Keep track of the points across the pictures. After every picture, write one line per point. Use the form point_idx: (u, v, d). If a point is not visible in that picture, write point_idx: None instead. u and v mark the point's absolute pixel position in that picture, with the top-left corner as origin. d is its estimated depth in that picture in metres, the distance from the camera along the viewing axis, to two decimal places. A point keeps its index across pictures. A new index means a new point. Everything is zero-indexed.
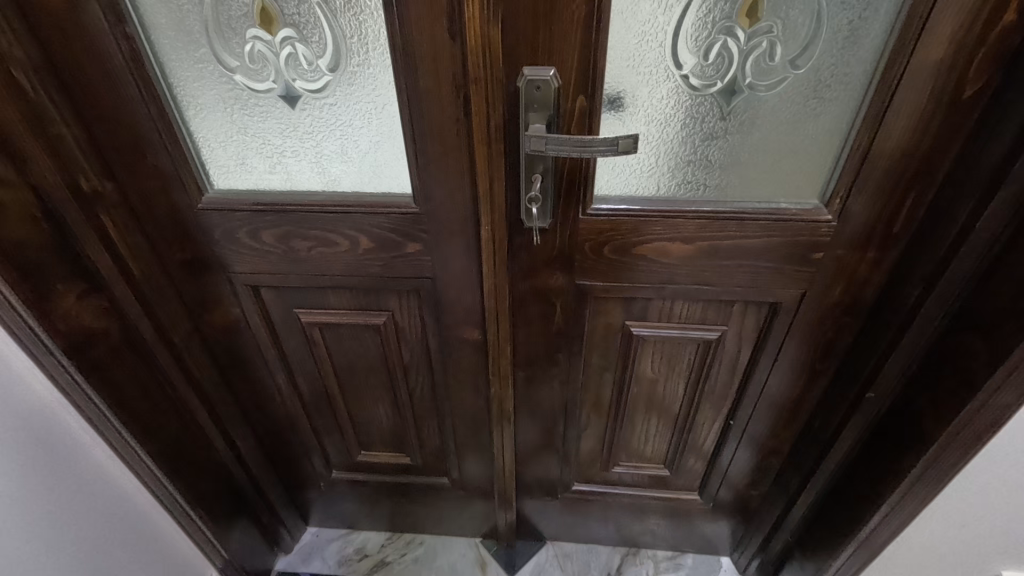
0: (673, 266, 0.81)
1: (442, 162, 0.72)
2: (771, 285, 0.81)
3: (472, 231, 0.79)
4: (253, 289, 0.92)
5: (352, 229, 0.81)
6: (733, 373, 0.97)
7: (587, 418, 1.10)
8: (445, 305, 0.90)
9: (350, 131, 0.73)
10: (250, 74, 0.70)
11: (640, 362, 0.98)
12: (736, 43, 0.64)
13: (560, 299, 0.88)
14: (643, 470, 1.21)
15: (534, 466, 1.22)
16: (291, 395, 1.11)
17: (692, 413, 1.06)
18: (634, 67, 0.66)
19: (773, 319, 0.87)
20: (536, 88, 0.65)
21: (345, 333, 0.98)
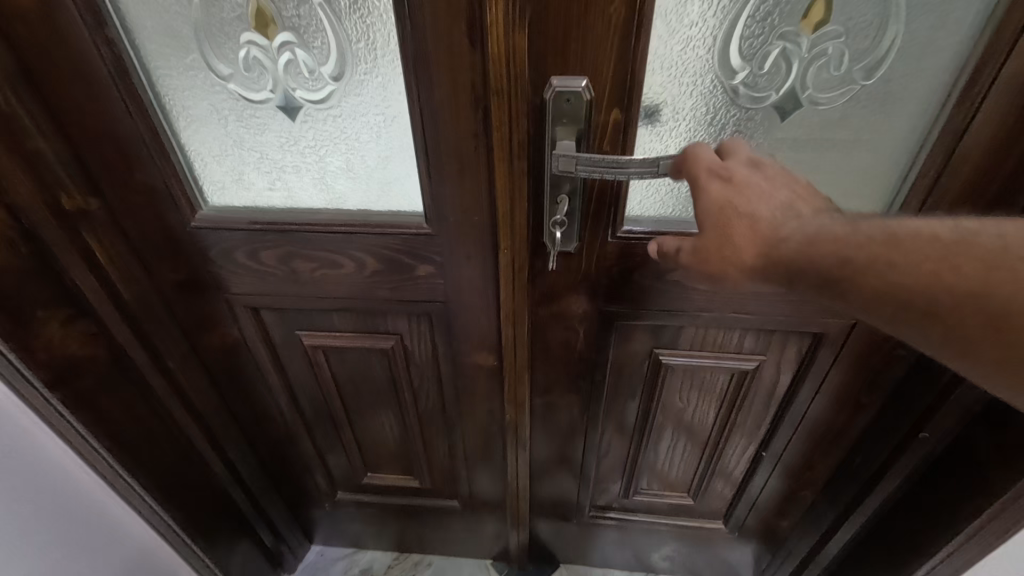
0: (709, 294, 0.76)
1: (458, 180, 0.65)
2: (816, 315, 0.77)
3: (490, 254, 0.72)
4: (253, 310, 0.86)
5: (360, 251, 0.74)
6: (769, 400, 0.91)
7: (607, 445, 1.04)
8: (459, 331, 0.84)
9: (358, 146, 0.66)
10: (245, 83, 0.63)
11: (667, 390, 0.91)
12: (795, 50, 0.57)
13: (584, 325, 0.82)
14: (665, 497, 1.14)
15: (548, 490, 1.16)
16: (295, 417, 1.05)
17: (721, 440, 0.99)
18: (678, 78, 0.58)
19: (817, 349, 0.82)
20: (566, 100, 0.57)
21: (351, 357, 0.92)
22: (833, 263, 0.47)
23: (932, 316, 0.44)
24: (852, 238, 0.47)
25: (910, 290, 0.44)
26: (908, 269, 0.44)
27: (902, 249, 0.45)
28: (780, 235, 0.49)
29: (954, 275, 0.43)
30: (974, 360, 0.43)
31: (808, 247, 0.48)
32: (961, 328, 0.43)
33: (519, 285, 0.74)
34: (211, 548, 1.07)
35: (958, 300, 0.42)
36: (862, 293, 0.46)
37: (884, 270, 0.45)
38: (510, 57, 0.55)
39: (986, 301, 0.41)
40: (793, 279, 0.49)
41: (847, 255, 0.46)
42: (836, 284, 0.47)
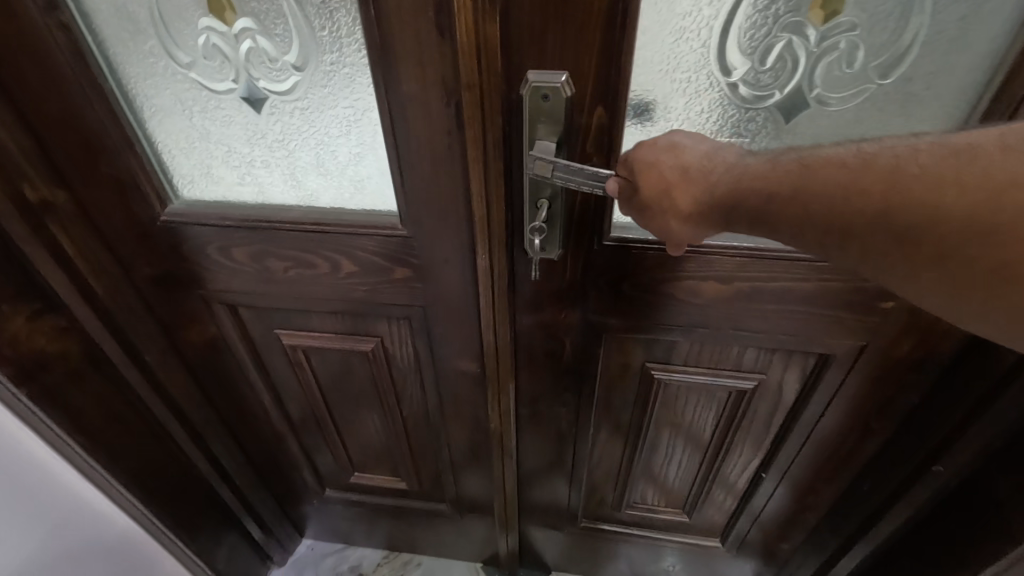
0: (705, 307, 0.70)
1: (431, 180, 0.61)
2: (822, 335, 0.71)
3: (469, 260, 0.68)
4: (232, 308, 0.83)
5: (334, 252, 0.70)
6: (772, 416, 0.85)
7: (599, 458, 1.00)
8: (440, 336, 0.80)
9: (327, 141, 0.62)
10: (206, 72, 0.59)
11: (660, 405, 0.87)
12: (802, 44, 0.50)
13: (571, 336, 0.77)
14: (659, 513, 1.10)
15: (537, 500, 1.12)
16: (279, 416, 1.03)
17: (721, 451, 0.93)
18: (670, 75, 0.53)
19: (823, 370, 0.77)
20: (545, 97, 0.52)
21: (332, 358, 0.89)
22: (758, 201, 0.45)
23: (848, 235, 0.42)
24: (771, 175, 0.45)
25: (821, 217, 0.42)
26: (819, 195, 0.42)
27: (815, 177, 0.42)
28: (707, 176, 0.48)
29: (855, 195, 0.41)
30: (890, 277, 0.42)
31: (735, 188, 0.46)
32: (873, 248, 0.41)
33: (501, 291, 0.70)
34: (195, 541, 1.06)
35: (856, 215, 0.41)
36: (783, 226, 0.45)
37: (796, 201, 0.43)
38: (482, 48, 0.50)
39: (888, 219, 0.40)
40: (726, 220, 0.48)
41: (766, 190, 0.45)
42: (765, 219, 0.45)
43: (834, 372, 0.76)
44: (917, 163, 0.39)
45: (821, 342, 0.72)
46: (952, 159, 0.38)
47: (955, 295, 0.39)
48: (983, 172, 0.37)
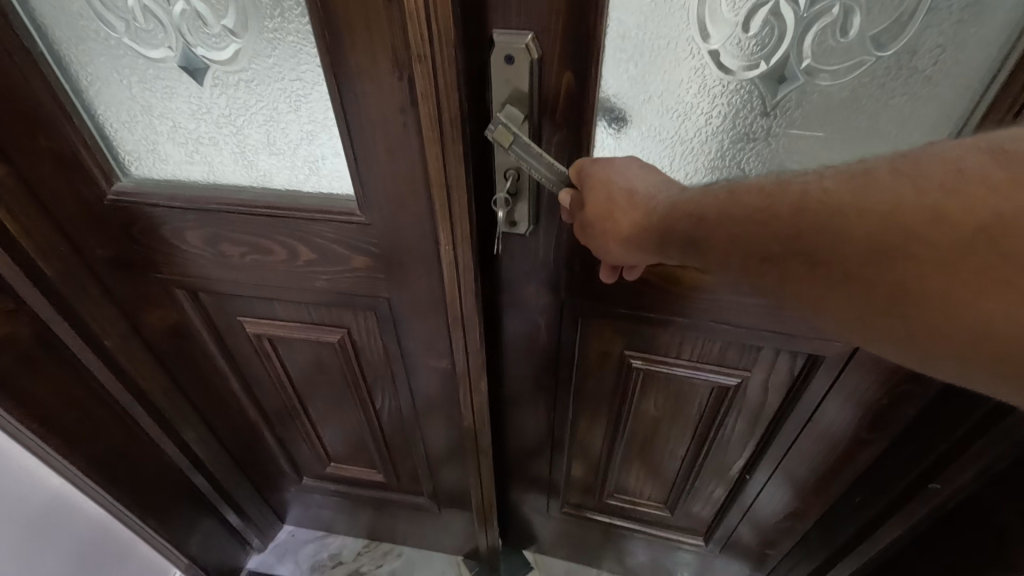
0: (684, 296, 0.70)
1: (387, 162, 0.56)
2: (809, 333, 0.68)
3: (433, 252, 0.64)
4: (193, 293, 0.79)
5: (292, 237, 0.65)
6: (761, 407, 0.80)
7: (580, 448, 0.97)
8: (409, 331, 0.76)
9: (277, 118, 0.57)
10: (140, 37, 0.54)
11: (641, 396, 0.85)
12: (791, 10, 0.52)
13: (544, 315, 0.78)
14: (640, 506, 1.06)
15: (518, 485, 1.10)
16: (251, 403, 1.00)
17: (707, 443, 0.88)
18: (651, 41, 0.55)
19: (811, 370, 0.73)
20: (509, 59, 0.55)
21: (299, 349, 0.85)
22: (688, 223, 0.49)
23: (764, 259, 0.43)
24: (701, 201, 0.48)
25: (743, 239, 0.44)
26: (742, 220, 0.44)
27: (738, 203, 0.45)
28: (648, 205, 0.53)
29: (769, 218, 0.42)
30: (808, 305, 0.41)
31: (668, 215, 0.51)
32: (790, 271, 0.41)
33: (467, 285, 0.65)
34: (166, 527, 1.05)
35: (763, 237, 0.42)
36: (711, 250, 0.47)
37: (727, 228, 0.45)
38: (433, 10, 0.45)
39: (799, 242, 0.40)
40: (659, 241, 0.52)
41: (696, 218, 0.48)
42: (697, 242, 0.48)
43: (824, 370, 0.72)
44: (821, 185, 0.39)
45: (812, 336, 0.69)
46: (849, 183, 0.38)
47: (871, 323, 0.38)
48: (874, 198, 0.36)
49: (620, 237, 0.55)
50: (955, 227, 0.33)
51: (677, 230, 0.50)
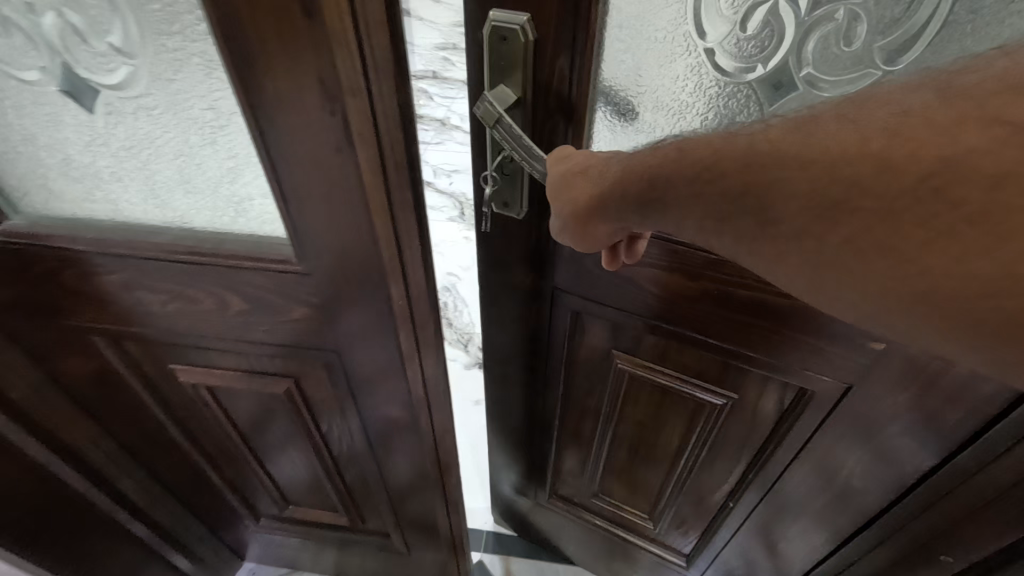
0: (667, 304, 0.74)
1: (324, 209, 0.47)
2: (793, 362, 0.72)
3: (385, 307, 0.55)
4: (115, 341, 0.69)
5: (229, 291, 0.56)
6: (755, 420, 0.82)
7: (567, 443, 1.07)
8: (365, 381, 0.67)
9: (191, 152, 0.47)
10: (7, 56, 0.43)
11: (629, 401, 0.92)
12: (791, 11, 0.50)
13: (537, 302, 0.85)
14: (624, 514, 1.15)
15: (510, 461, 1.19)
16: (196, 449, 0.90)
17: (692, 468, 0.95)
18: (646, 34, 0.53)
19: (798, 406, 0.77)
20: (503, 38, 0.53)
21: (241, 397, 0.76)
22: (643, 185, 0.45)
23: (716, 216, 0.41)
24: (655, 161, 0.45)
25: (693, 200, 0.42)
26: (690, 181, 0.42)
27: (684, 161, 0.42)
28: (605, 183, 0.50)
29: (717, 177, 0.40)
30: (760, 261, 0.40)
31: (625, 172, 0.48)
32: (741, 230, 0.40)
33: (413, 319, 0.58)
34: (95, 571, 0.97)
35: (714, 190, 0.40)
36: (666, 210, 0.45)
37: (679, 191, 0.43)
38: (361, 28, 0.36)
39: (752, 200, 0.38)
40: (617, 208, 0.49)
41: (647, 177, 0.45)
42: (656, 201, 0.45)
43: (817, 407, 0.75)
44: (767, 138, 0.38)
45: (807, 367, 0.71)
46: (793, 133, 0.36)
47: (820, 279, 0.37)
48: (821, 147, 0.34)
49: (581, 214, 0.52)
50: (899, 176, 0.32)
51: (631, 188, 0.47)
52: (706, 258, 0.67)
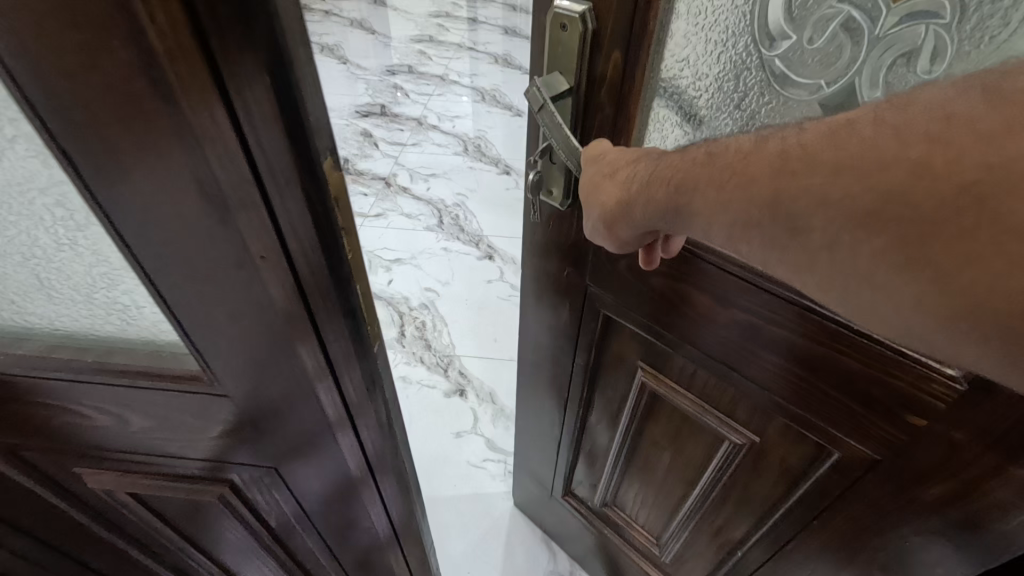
0: (688, 317, 0.76)
1: (223, 315, 0.41)
2: (811, 408, 0.70)
3: (316, 406, 0.49)
4: (11, 454, 0.57)
5: (145, 408, 0.49)
6: (775, 462, 0.81)
7: (588, 439, 1.13)
8: (317, 470, 0.58)
9: (45, 255, 0.41)
10: None
11: (655, 412, 0.95)
12: (866, 30, 0.52)
13: (573, 297, 0.91)
14: (633, 533, 1.20)
15: (533, 446, 1.29)
16: (129, 543, 0.76)
17: (703, 501, 0.98)
18: (709, 38, 0.59)
19: (818, 464, 0.75)
20: (562, 26, 0.59)
21: (173, 503, 0.64)
22: (672, 185, 0.49)
23: (742, 224, 0.44)
24: (685, 161, 0.49)
25: (725, 210, 0.44)
26: (720, 183, 0.45)
27: (714, 166, 0.46)
28: (631, 196, 0.55)
29: (751, 182, 0.42)
30: (794, 269, 0.42)
31: (650, 179, 0.53)
32: (776, 241, 0.42)
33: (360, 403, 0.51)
34: None
35: (737, 199, 0.43)
36: (691, 217, 0.48)
37: (705, 195, 0.46)
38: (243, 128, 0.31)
39: (782, 208, 0.40)
40: (643, 211, 0.53)
41: (671, 185, 0.49)
42: (683, 212, 0.49)
43: (840, 474, 0.73)
44: (801, 143, 0.40)
45: (838, 428, 0.69)
46: (827, 136, 0.39)
47: (855, 288, 0.38)
48: (855, 154, 0.37)
49: (614, 217, 0.58)
50: (939, 185, 0.33)
51: (659, 190, 0.51)
52: (744, 285, 0.67)
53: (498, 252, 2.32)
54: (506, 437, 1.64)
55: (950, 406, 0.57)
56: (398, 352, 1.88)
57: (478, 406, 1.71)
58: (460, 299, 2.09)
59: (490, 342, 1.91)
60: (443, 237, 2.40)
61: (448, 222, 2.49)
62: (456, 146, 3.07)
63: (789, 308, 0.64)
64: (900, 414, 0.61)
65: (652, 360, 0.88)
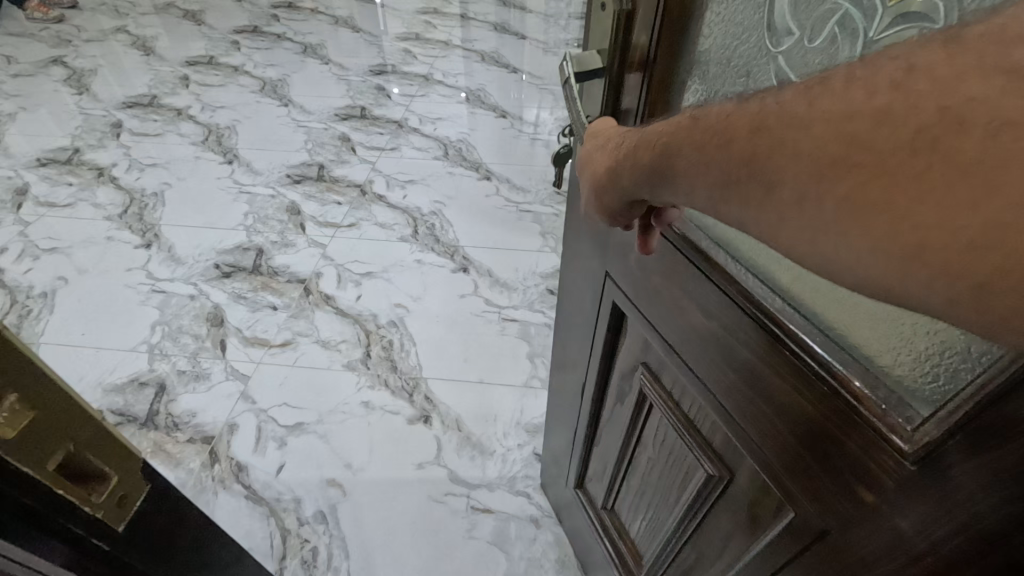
0: (678, 313, 0.69)
1: None
2: (770, 453, 0.60)
3: None
4: None
5: None
6: (744, 509, 0.69)
7: (599, 434, 1.09)
8: None
9: None
10: None
11: (650, 418, 0.87)
12: (860, 30, 0.45)
13: (597, 282, 0.90)
14: (623, 549, 1.11)
15: (560, 430, 1.27)
16: None
17: (682, 535, 0.88)
18: (729, 31, 0.57)
19: (775, 522, 0.64)
20: (604, 10, 0.67)
21: None
22: (652, 150, 0.42)
23: (715, 189, 0.35)
24: (666, 127, 0.42)
25: (707, 168, 0.36)
26: (693, 143, 0.37)
27: (693, 124, 0.38)
28: (618, 160, 0.49)
29: (723, 141, 0.35)
30: (764, 229, 0.32)
31: (638, 140, 0.47)
32: (747, 195, 0.33)
33: (107, 558, 0.41)
34: None
35: (707, 158, 0.36)
36: (674, 183, 0.40)
37: (684, 157, 0.38)
38: None
39: (751, 165, 0.32)
40: (628, 173, 0.46)
41: (654, 144, 0.42)
42: (660, 175, 0.41)
43: (791, 537, 0.61)
44: (775, 99, 0.33)
45: (796, 484, 0.58)
46: (802, 89, 0.32)
47: (807, 239, 0.30)
48: (826, 103, 0.29)
49: (599, 180, 0.52)
50: (896, 131, 0.26)
51: (648, 147, 0.43)
52: (727, 301, 0.60)
53: (473, 264, 2.22)
54: (470, 469, 1.55)
55: (897, 487, 0.45)
56: (362, 374, 1.79)
57: (443, 433, 1.63)
58: (432, 318, 1.99)
59: (458, 363, 1.82)
60: (417, 249, 2.31)
61: (423, 232, 2.39)
62: (436, 150, 2.96)
63: (763, 338, 0.56)
64: (850, 483, 0.50)
65: (652, 365, 0.81)
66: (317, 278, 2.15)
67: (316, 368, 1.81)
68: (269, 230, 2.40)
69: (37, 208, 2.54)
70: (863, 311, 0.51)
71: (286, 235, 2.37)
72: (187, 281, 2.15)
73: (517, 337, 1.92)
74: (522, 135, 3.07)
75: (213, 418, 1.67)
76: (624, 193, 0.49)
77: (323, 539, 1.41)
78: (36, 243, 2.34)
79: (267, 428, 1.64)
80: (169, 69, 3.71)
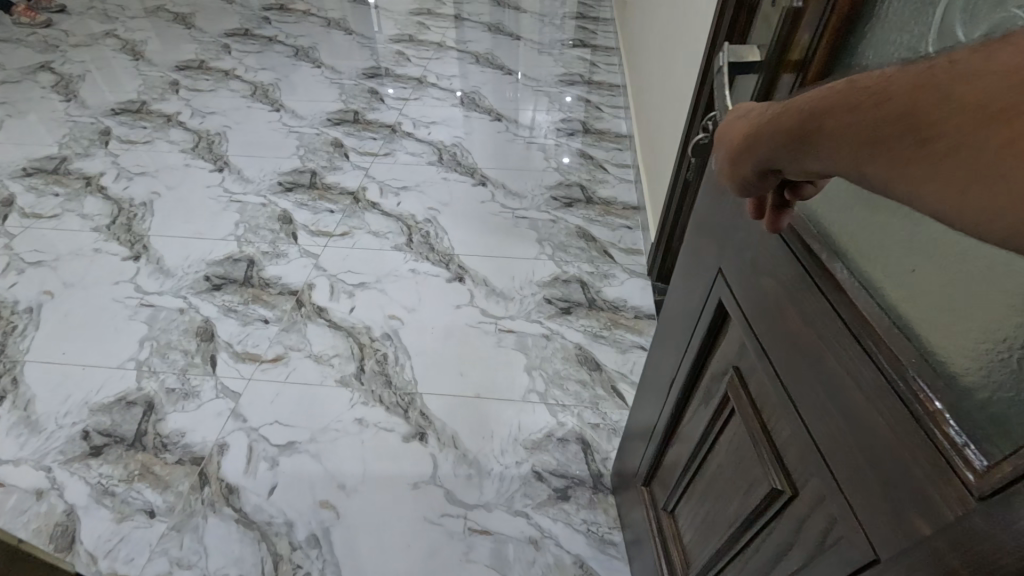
0: (773, 303, 0.67)
1: None
2: (839, 470, 0.56)
3: None
4: None
5: None
6: (800, 528, 0.65)
7: (676, 435, 1.05)
8: None
9: None
10: None
11: (730, 424, 0.83)
12: None
13: (706, 280, 0.87)
14: (673, 558, 1.08)
15: (640, 429, 1.24)
16: None
17: (735, 548, 0.83)
18: (891, 38, 0.56)
19: (825, 546, 0.59)
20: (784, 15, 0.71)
21: None
22: (799, 116, 0.40)
23: (868, 147, 0.35)
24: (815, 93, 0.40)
25: (858, 127, 0.35)
26: (848, 104, 0.36)
27: (853, 85, 0.36)
28: (757, 127, 0.47)
29: (885, 98, 0.33)
30: (926, 183, 0.32)
31: (780, 109, 0.44)
32: (908, 150, 0.32)
33: None
34: None
35: (863, 116, 0.35)
36: (817, 146, 0.39)
37: (835, 119, 0.37)
38: None
39: (914, 118, 0.32)
40: (770, 142, 0.45)
41: (800, 107, 0.40)
42: (806, 140, 0.40)
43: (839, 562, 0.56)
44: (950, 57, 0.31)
45: (855, 503, 0.53)
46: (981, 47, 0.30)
47: (976, 191, 0.29)
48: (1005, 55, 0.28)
49: (731, 148, 0.50)
50: None
51: (794, 112, 0.41)
52: (824, 304, 0.57)
53: (469, 273, 2.18)
54: (467, 488, 1.52)
55: (956, 518, 0.41)
56: (356, 391, 1.75)
57: (438, 451, 1.59)
58: (425, 329, 1.95)
59: (456, 377, 1.79)
60: (410, 257, 2.27)
61: (417, 240, 2.35)
62: (430, 155, 2.92)
63: (855, 347, 0.53)
64: (909, 511, 0.46)
65: (741, 371, 0.78)
66: (310, 289, 2.11)
67: (309, 384, 1.77)
68: (260, 240, 2.35)
69: (23, 219, 2.49)
70: (961, 321, 0.47)
71: (277, 246, 2.32)
72: (176, 294, 2.11)
73: (514, 349, 1.88)
74: (518, 139, 3.02)
75: (203, 437, 1.63)
76: (759, 160, 0.47)
77: (317, 565, 1.37)
78: (21, 256, 2.29)
79: (258, 447, 1.60)
80: (159, 73, 3.65)
